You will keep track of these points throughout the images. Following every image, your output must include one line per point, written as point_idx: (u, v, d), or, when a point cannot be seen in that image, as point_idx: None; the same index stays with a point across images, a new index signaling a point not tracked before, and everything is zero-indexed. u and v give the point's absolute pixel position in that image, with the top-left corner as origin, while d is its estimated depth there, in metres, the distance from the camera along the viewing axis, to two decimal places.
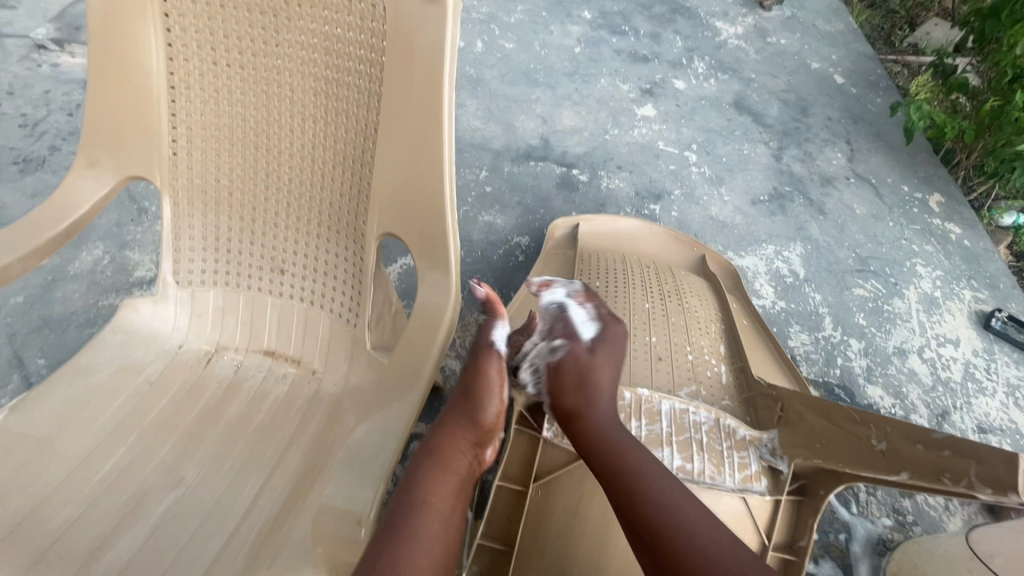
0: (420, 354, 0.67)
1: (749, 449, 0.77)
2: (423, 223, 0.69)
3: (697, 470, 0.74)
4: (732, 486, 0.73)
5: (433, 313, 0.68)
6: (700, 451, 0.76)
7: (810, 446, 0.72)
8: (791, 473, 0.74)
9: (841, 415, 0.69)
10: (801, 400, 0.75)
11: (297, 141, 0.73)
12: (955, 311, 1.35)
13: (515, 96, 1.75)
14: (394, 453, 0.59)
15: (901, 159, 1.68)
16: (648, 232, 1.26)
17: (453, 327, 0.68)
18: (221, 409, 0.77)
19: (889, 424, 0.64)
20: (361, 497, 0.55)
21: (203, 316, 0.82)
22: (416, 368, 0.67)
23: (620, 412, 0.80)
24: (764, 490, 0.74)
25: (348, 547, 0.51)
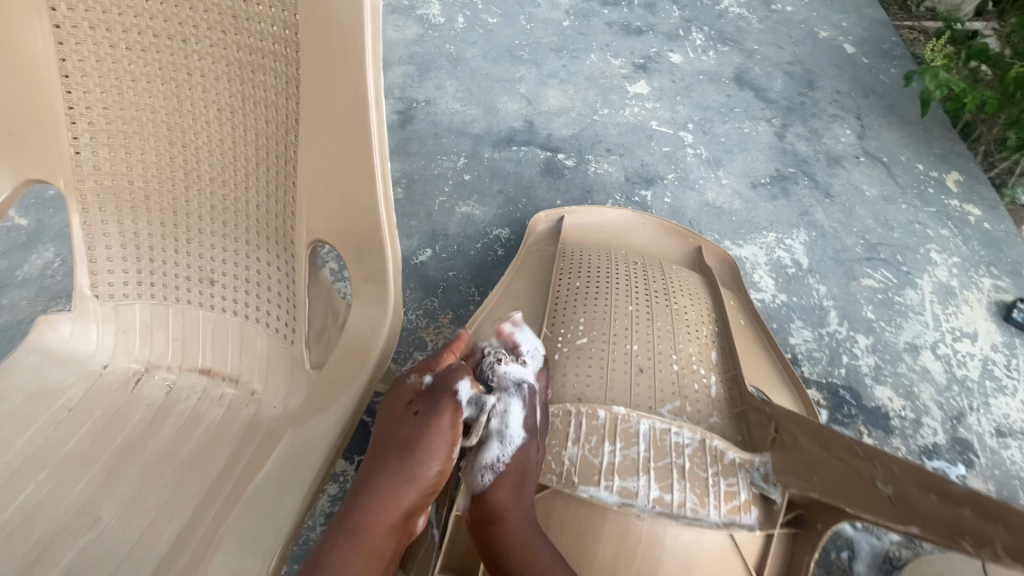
0: (343, 386, 0.58)
1: (739, 475, 0.70)
2: (356, 229, 0.60)
3: (676, 502, 0.66)
4: (716, 520, 0.66)
5: (362, 339, 0.61)
6: (681, 481, 0.68)
7: (805, 477, 0.64)
8: (785, 503, 0.66)
9: (840, 444, 0.59)
10: (796, 421, 0.68)
11: (216, 136, 0.64)
12: (973, 302, 1.24)
13: (498, 75, 1.63)
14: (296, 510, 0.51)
15: (916, 135, 1.55)
16: (638, 221, 1.15)
17: (386, 356, 0.61)
18: (147, 437, 0.69)
19: (899, 465, 0.52)
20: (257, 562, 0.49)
21: (130, 332, 0.74)
22: (336, 405, 0.57)
23: (591, 434, 0.72)
24: (754, 522, 0.67)
25: None
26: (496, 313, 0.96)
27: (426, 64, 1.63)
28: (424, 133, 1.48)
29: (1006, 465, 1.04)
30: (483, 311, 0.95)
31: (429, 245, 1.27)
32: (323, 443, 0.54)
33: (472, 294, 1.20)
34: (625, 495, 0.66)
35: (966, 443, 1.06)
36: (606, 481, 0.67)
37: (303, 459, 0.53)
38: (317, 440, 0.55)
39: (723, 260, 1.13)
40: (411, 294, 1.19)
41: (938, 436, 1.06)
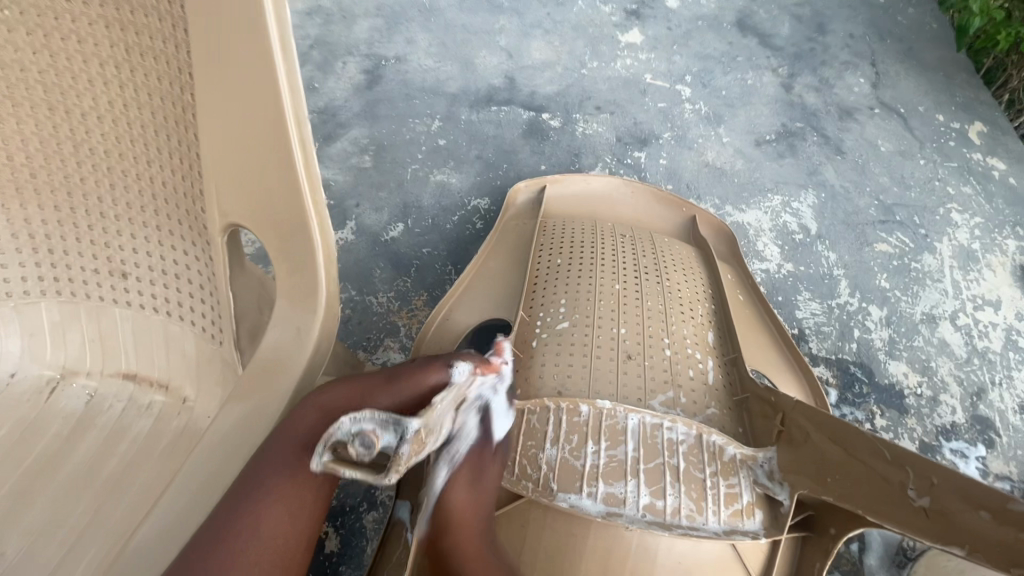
0: (275, 382, 0.51)
1: (739, 473, 0.61)
2: (273, 206, 0.49)
3: (670, 509, 0.58)
4: (717, 528, 0.58)
5: (286, 349, 0.51)
6: (675, 484, 0.59)
7: (816, 477, 0.57)
8: (793, 505, 0.58)
9: (863, 444, 0.52)
10: (802, 412, 0.60)
11: (101, 99, 0.52)
12: (996, 266, 1.14)
13: (474, 26, 1.47)
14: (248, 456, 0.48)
15: (936, 82, 1.41)
16: (626, 190, 1.03)
17: (315, 360, 0.52)
18: (63, 454, 0.60)
19: (938, 474, 0.47)
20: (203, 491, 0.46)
21: (39, 336, 0.64)
22: (267, 399, 0.50)
23: (572, 432, 0.63)
24: (758, 528, 0.59)
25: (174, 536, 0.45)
26: (467, 298, 0.86)
27: (396, 16, 1.47)
28: (394, 94, 1.34)
29: None
30: (451, 296, 0.85)
31: (400, 219, 1.15)
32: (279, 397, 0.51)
33: (448, 272, 1.10)
34: (610, 504, 0.58)
35: (987, 422, 0.97)
36: (590, 488, 0.59)
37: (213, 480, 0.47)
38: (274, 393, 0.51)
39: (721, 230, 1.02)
40: (381, 273, 1.08)
41: (957, 415, 0.98)
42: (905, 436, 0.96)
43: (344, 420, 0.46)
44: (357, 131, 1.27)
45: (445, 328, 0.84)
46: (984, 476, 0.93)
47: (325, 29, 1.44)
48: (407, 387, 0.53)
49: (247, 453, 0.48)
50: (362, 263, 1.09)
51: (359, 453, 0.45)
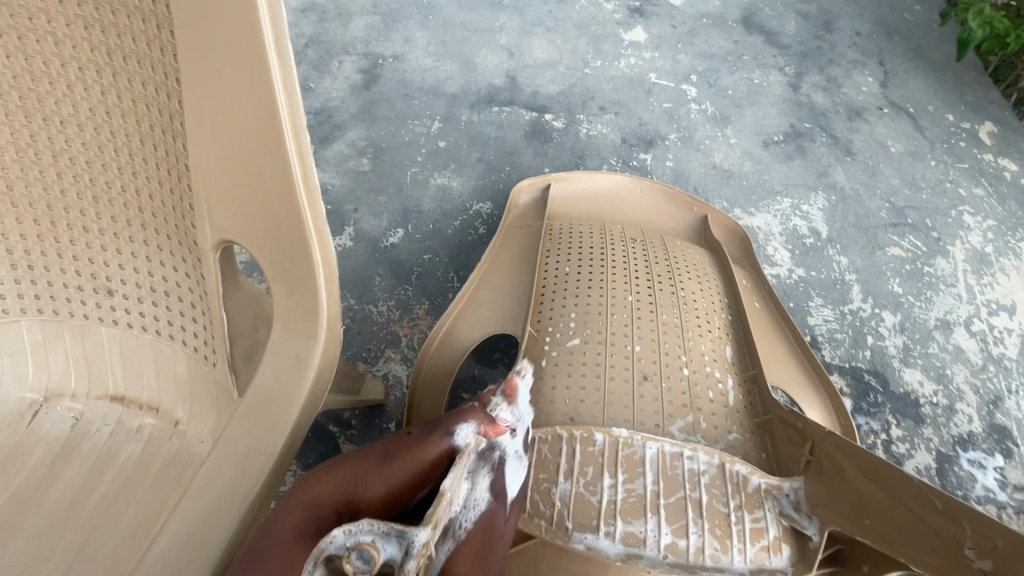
0: (268, 420, 0.46)
1: (765, 506, 0.59)
2: (269, 227, 0.45)
3: (693, 549, 0.55)
4: (742, 568, 0.55)
5: (282, 380, 0.48)
6: (698, 519, 0.57)
7: (852, 517, 0.54)
8: (823, 541, 0.55)
9: (912, 491, 0.50)
10: (836, 445, 0.58)
11: (81, 106, 0.48)
12: (1011, 271, 1.11)
13: (474, 24, 1.43)
14: (246, 501, 0.44)
15: (945, 81, 1.38)
16: (637, 187, 1.00)
17: (316, 388, 0.49)
18: (48, 481, 0.57)
19: (1000, 534, 0.44)
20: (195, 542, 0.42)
21: (20, 355, 0.60)
22: (260, 439, 0.46)
23: (586, 464, 0.60)
24: (786, 566, 0.56)
25: None
26: (472, 307, 0.83)
27: (393, 14, 1.43)
28: (392, 94, 1.30)
29: None
30: (456, 305, 0.82)
31: (400, 224, 1.12)
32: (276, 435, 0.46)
33: (451, 279, 1.06)
34: (630, 544, 0.55)
35: (1005, 430, 0.95)
36: (607, 526, 0.56)
37: (209, 520, 0.43)
38: (271, 431, 0.46)
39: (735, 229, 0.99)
40: (381, 281, 1.05)
41: (974, 424, 0.95)
42: (921, 446, 0.93)
43: (337, 534, 0.35)
44: (354, 132, 1.23)
45: (449, 342, 0.81)
46: (1002, 487, 0.90)
47: (321, 28, 1.40)
48: (405, 462, 0.44)
49: (245, 495, 0.44)
50: (361, 271, 1.06)
51: (356, 573, 0.34)
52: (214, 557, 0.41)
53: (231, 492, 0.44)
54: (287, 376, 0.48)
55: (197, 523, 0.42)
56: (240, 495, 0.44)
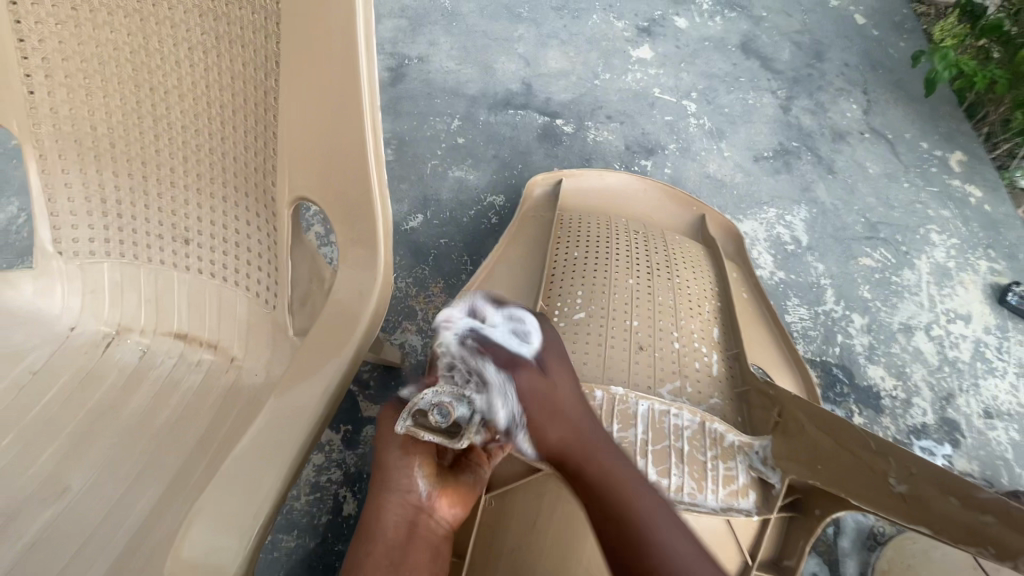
0: (332, 353, 0.53)
1: (737, 458, 0.69)
2: (344, 188, 0.55)
3: (674, 486, 0.66)
4: (714, 505, 0.66)
5: (348, 318, 0.55)
6: (679, 464, 0.68)
7: (807, 465, 0.64)
8: (783, 489, 0.66)
9: (852, 438, 0.59)
10: (800, 407, 0.66)
11: (186, 80, 0.58)
12: (969, 284, 1.23)
13: (494, 33, 1.54)
14: (318, 419, 0.48)
15: (922, 113, 1.51)
16: (639, 186, 1.11)
17: (368, 337, 0.55)
18: (121, 402, 0.66)
19: (917, 466, 0.54)
20: (274, 446, 0.45)
21: (99, 293, 0.69)
22: (326, 368, 0.51)
23: None
24: (751, 507, 0.67)
25: (253, 498, 0.42)
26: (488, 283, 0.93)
27: (419, 19, 1.54)
28: (416, 92, 1.40)
29: (992, 445, 1.05)
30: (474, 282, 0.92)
31: (420, 210, 1.22)
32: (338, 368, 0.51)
33: (465, 262, 1.16)
34: None
35: (954, 423, 1.06)
36: None
37: (284, 431, 0.46)
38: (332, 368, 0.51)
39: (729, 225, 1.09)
40: (401, 260, 1.14)
41: (927, 416, 1.07)
42: (880, 433, 1.05)
43: (424, 394, 0.51)
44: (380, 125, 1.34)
45: None
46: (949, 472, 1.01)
47: None
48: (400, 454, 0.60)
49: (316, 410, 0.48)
50: None
51: (439, 422, 0.50)
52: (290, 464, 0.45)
53: (302, 410, 0.48)
54: (350, 323, 0.55)
55: (276, 436, 0.46)
56: (309, 416, 0.48)
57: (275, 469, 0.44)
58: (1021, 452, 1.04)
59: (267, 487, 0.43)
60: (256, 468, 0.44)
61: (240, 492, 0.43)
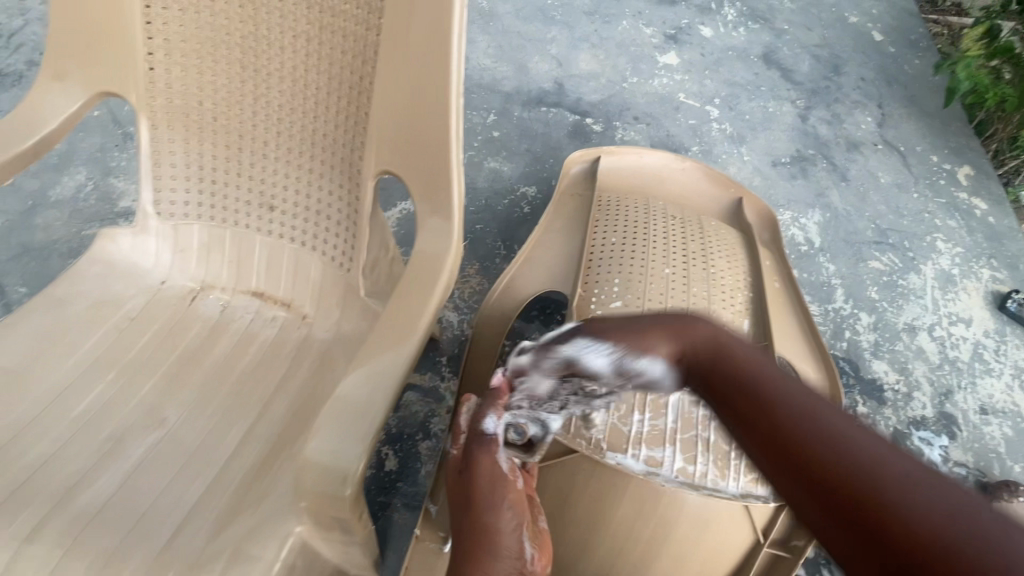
0: (418, 299, 0.58)
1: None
2: (426, 165, 0.62)
3: (698, 473, 0.70)
4: (734, 490, 0.70)
5: (430, 269, 0.60)
6: (705, 452, 0.71)
7: None
8: None
9: None
10: None
11: (287, 64, 0.66)
12: (971, 290, 1.30)
13: (529, 34, 1.62)
14: (411, 356, 0.55)
15: (933, 127, 1.59)
16: (677, 167, 1.19)
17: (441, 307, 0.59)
18: (206, 348, 0.73)
19: None
20: (376, 378, 0.53)
21: (187, 252, 0.77)
22: (415, 313, 0.57)
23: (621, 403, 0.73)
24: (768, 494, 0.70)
25: (362, 419, 0.50)
26: (529, 265, 1.00)
27: None
28: None
29: (986, 439, 1.12)
30: (517, 265, 0.99)
31: None
32: (426, 312, 0.57)
33: (498, 248, 1.24)
34: (650, 464, 0.70)
35: (952, 417, 1.13)
36: (634, 450, 0.71)
37: (382, 364, 0.54)
38: (419, 312, 0.57)
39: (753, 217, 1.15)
40: None
41: (926, 410, 1.14)
42: (882, 422, 1.12)
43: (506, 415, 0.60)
44: None
45: (512, 289, 0.98)
46: (945, 462, 1.08)
47: None
48: (496, 495, 0.54)
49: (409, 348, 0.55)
50: None
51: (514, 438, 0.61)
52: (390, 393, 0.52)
53: (396, 347, 0.55)
54: (433, 275, 0.60)
55: (377, 369, 0.53)
56: (403, 353, 0.54)
57: (381, 395, 0.51)
58: (1014, 447, 1.11)
59: (374, 413, 0.51)
60: (362, 395, 0.52)
61: (348, 417, 0.50)
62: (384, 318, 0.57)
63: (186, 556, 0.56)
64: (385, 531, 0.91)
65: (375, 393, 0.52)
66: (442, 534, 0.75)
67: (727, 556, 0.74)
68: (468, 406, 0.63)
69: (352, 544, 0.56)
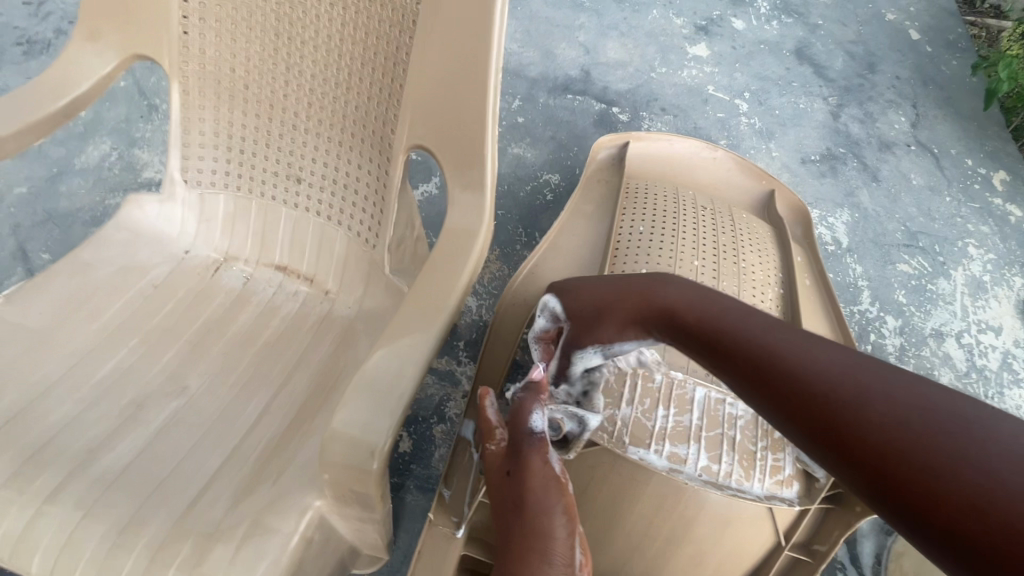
0: (447, 277, 0.57)
1: (786, 449, 0.71)
2: (460, 140, 0.60)
3: (723, 472, 0.69)
4: (759, 492, 0.68)
5: (460, 247, 0.59)
6: (731, 451, 0.70)
7: None
8: (829, 483, 0.68)
9: None
10: None
11: (322, 32, 0.65)
12: (1002, 298, 1.27)
13: (557, 20, 1.59)
14: (439, 334, 0.53)
15: (970, 130, 1.54)
16: (708, 154, 1.16)
17: (470, 286, 0.58)
18: (228, 319, 0.72)
19: None
20: (403, 355, 0.51)
21: (212, 222, 0.77)
22: (443, 291, 0.56)
23: (644, 396, 0.72)
24: (793, 497, 0.69)
25: (389, 395, 0.49)
26: (554, 250, 0.98)
27: None
28: None
29: None
30: (541, 249, 0.97)
31: None
32: (454, 291, 0.56)
33: (519, 235, 1.22)
34: (673, 461, 0.68)
35: None
36: (657, 445, 0.69)
37: (410, 340, 0.52)
38: (448, 290, 0.56)
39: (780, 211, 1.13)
40: None
41: None
42: None
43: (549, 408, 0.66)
44: None
45: (533, 276, 0.95)
46: None
47: None
48: (546, 490, 0.56)
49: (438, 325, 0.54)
50: None
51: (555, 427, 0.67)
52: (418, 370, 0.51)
53: (422, 322, 0.53)
54: (464, 253, 0.58)
55: (405, 345, 0.52)
56: (431, 330, 0.53)
57: (409, 371, 0.50)
58: None
59: (401, 389, 0.49)
60: (390, 370, 0.51)
61: (375, 392, 0.49)
62: (412, 294, 0.56)
63: (206, 523, 0.54)
64: (397, 512, 0.91)
65: (404, 368, 0.51)
66: (455, 517, 0.71)
67: (748, 556, 0.73)
68: (491, 401, 0.62)
69: (370, 520, 0.55)
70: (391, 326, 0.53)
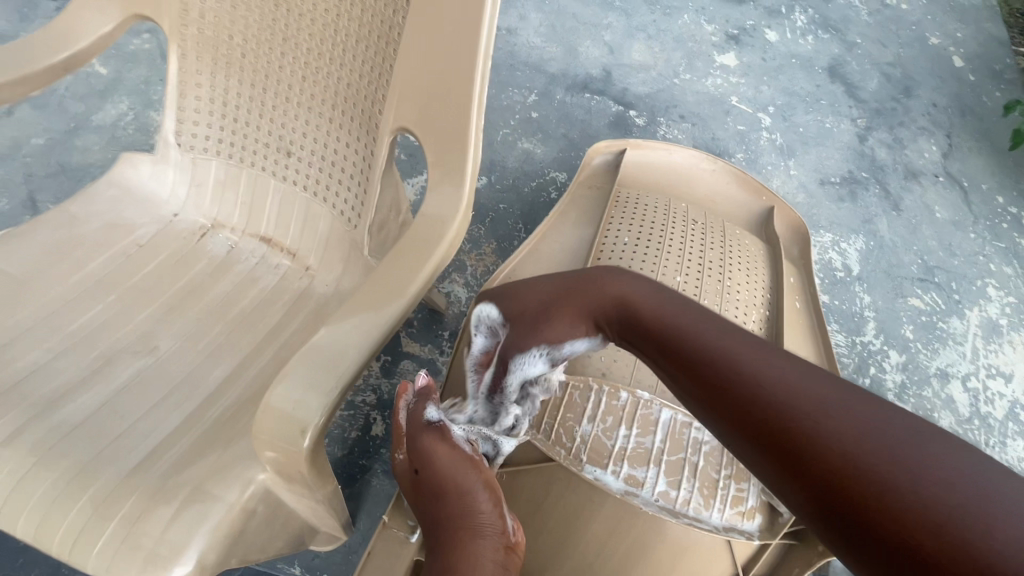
0: (412, 262, 0.56)
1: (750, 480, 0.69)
2: (443, 126, 0.59)
3: (681, 499, 0.67)
4: (717, 522, 0.66)
5: (431, 233, 0.58)
6: (692, 478, 0.68)
7: None
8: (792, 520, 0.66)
9: None
10: None
11: (319, 6, 0.64)
12: (1017, 344, 1.21)
13: (585, 17, 1.57)
14: (394, 318, 0.53)
15: (1004, 166, 1.47)
16: (706, 166, 1.14)
17: (436, 273, 0.57)
18: (207, 285, 0.73)
19: None
20: (353, 336, 0.51)
21: (202, 187, 0.77)
22: (405, 276, 0.55)
23: (608, 412, 0.70)
24: (754, 529, 0.68)
25: (331, 374, 0.48)
26: (535, 255, 0.96)
27: None
28: (500, 62, 1.45)
29: None
30: (520, 256, 0.95)
31: (485, 173, 1.27)
32: (417, 276, 0.55)
33: (518, 230, 1.21)
34: (630, 483, 0.67)
35: None
36: (615, 466, 0.68)
37: (362, 322, 0.52)
38: (410, 275, 0.55)
39: (790, 232, 1.09)
40: None
41: None
42: None
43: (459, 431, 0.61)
44: None
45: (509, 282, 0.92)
46: None
47: None
48: (455, 475, 0.56)
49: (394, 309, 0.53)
50: None
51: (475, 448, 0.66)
52: (366, 352, 0.50)
53: (378, 305, 0.53)
54: (435, 240, 0.58)
55: (356, 326, 0.51)
56: (385, 314, 0.52)
57: (356, 352, 0.50)
58: None
59: (345, 369, 0.49)
60: (338, 349, 0.50)
61: (318, 369, 0.49)
62: (373, 276, 0.55)
63: (151, 484, 0.55)
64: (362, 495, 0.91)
65: (353, 349, 0.50)
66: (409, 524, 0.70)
67: None
68: (407, 399, 0.60)
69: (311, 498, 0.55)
70: (348, 306, 0.53)
